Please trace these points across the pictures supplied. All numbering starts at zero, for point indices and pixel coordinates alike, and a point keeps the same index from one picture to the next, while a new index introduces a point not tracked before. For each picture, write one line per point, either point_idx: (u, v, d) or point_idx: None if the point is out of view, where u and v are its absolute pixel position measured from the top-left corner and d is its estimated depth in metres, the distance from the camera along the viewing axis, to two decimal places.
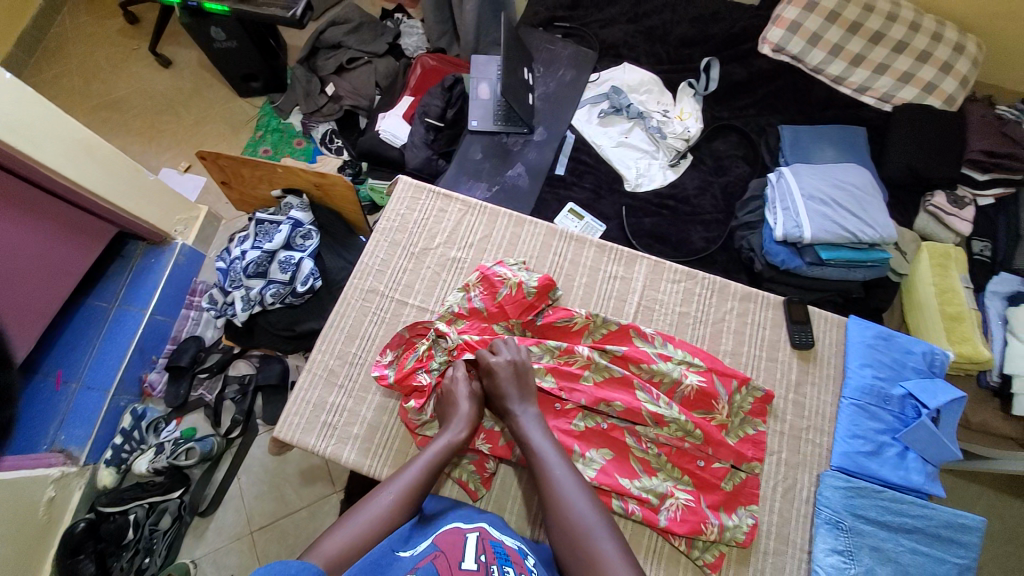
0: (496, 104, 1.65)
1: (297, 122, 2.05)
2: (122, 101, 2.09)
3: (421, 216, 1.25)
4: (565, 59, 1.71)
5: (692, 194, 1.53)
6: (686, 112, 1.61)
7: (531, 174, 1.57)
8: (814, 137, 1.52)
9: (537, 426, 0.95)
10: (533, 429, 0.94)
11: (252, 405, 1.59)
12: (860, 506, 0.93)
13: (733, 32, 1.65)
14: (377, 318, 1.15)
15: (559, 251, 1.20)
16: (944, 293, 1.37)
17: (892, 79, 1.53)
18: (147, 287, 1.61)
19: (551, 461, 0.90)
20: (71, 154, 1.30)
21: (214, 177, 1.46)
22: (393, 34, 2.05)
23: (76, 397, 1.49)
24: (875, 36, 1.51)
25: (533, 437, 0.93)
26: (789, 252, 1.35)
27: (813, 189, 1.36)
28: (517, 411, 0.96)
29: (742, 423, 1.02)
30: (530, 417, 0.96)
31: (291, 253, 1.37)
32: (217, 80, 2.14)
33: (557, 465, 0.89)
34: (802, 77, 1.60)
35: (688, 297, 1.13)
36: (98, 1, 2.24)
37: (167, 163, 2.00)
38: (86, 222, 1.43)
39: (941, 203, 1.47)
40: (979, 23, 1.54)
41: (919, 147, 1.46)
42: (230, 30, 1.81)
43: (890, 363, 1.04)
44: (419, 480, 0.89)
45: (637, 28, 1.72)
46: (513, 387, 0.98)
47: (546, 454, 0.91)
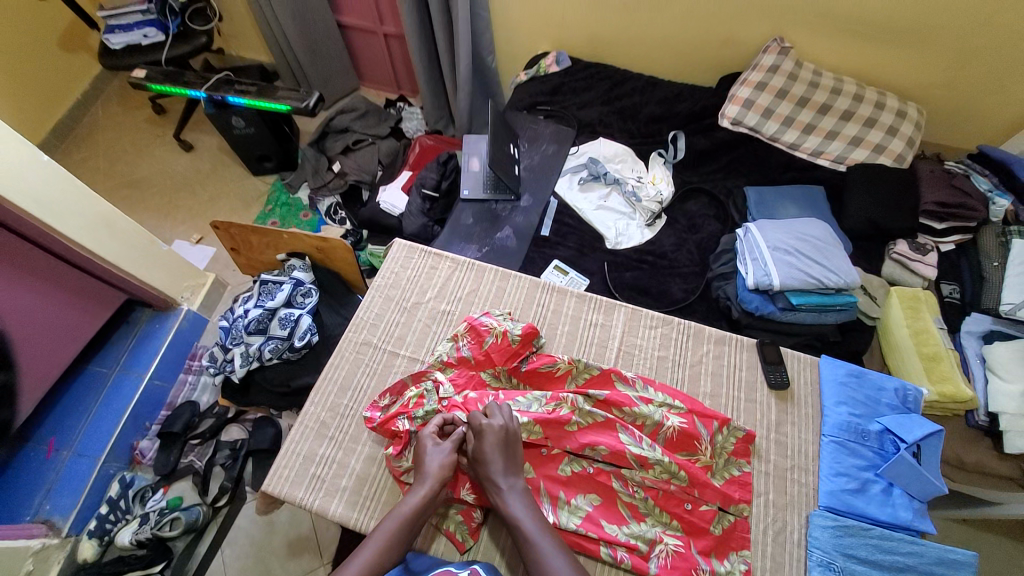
0: (485, 175, 1.81)
1: (304, 196, 2.24)
2: (143, 180, 2.29)
3: (413, 274, 1.34)
4: (547, 135, 1.91)
5: (669, 250, 1.64)
6: (658, 178, 1.78)
7: (518, 236, 1.69)
8: (777, 197, 1.67)
9: (519, 497, 0.94)
10: (512, 500, 0.93)
11: (241, 471, 1.59)
12: (850, 546, 0.96)
13: (696, 110, 1.83)
14: (369, 369, 1.20)
15: (542, 302, 1.28)
16: (919, 333, 1.41)
17: (842, 143, 1.69)
18: (148, 353, 1.65)
19: (531, 533, 0.89)
20: (92, 228, 1.43)
21: (225, 245, 1.59)
22: (395, 119, 2.29)
23: (66, 465, 1.47)
24: (822, 108, 1.69)
25: (512, 509, 0.92)
26: (762, 299, 1.44)
27: (779, 241, 1.45)
28: (498, 477, 0.95)
29: (727, 464, 1.06)
30: (507, 488, 0.94)
31: (291, 310, 1.44)
32: (233, 161, 2.36)
33: (538, 535, 0.89)
34: (761, 146, 1.76)
35: (665, 342, 1.21)
36: (130, 96, 2.53)
37: (180, 235, 2.15)
38: (98, 289, 1.52)
39: (903, 250, 1.58)
40: (912, 95, 1.74)
41: (875, 203, 1.59)
42: (249, 119, 2.04)
43: (864, 400, 1.10)
44: (395, 534, 0.89)
45: (610, 109, 1.91)
46: (496, 454, 0.96)
47: (534, 534, 0.89)
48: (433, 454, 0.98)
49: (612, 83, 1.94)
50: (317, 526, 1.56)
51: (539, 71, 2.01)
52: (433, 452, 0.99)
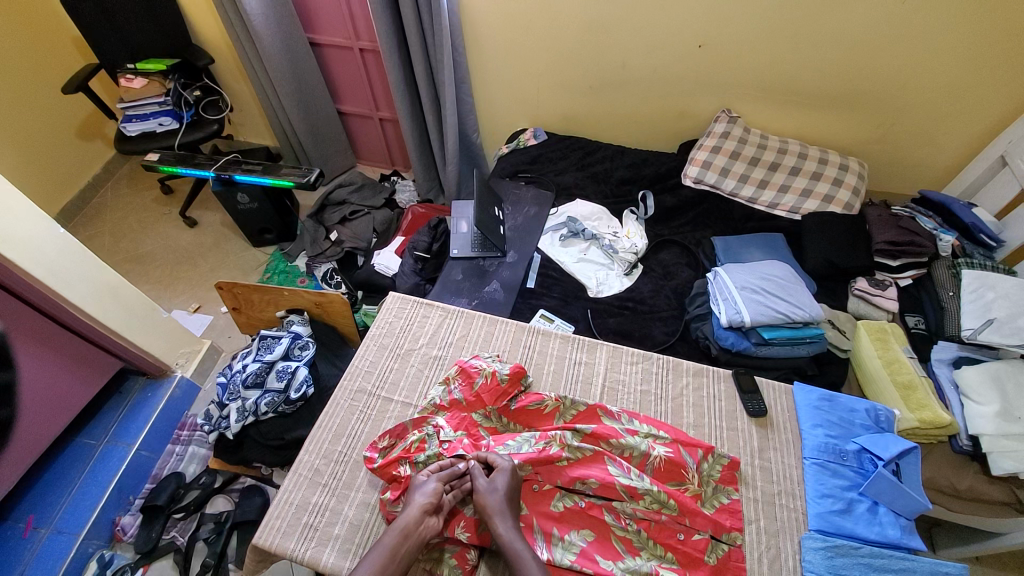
0: (473, 236, 1.95)
1: (303, 263, 2.36)
2: (147, 254, 2.41)
3: (406, 322, 1.42)
4: (529, 199, 2.09)
5: (648, 296, 1.75)
6: (632, 231, 1.92)
7: (505, 288, 1.79)
8: (742, 243, 1.81)
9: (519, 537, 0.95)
10: (516, 542, 0.95)
11: (226, 546, 1.51)
12: (843, 566, 0.97)
13: (661, 171, 2.04)
14: (363, 415, 1.24)
15: (528, 344, 1.36)
16: (891, 363, 1.48)
17: (795, 195, 1.88)
18: (139, 421, 1.65)
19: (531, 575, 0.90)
20: (98, 296, 1.49)
21: (227, 305, 1.67)
22: (390, 191, 2.49)
23: (42, 543, 1.42)
24: (772, 166, 1.91)
25: (518, 551, 0.93)
26: (736, 335, 1.53)
27: (745, 281, 1.57)
28: (505, 518, 0.97)
29: (716, 492, 1.08)
30: (510, 528, 0.96)
31: (288, 363, 1.49)
32: (235, 234, 2.51)
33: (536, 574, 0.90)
34: (722, 200, 1.95)
35: (647, 376, 1.28)
36: (139, 179, 2.72)
37: (179, 304, 2.22)
38: (96, 356, 1.55)
39: (864, 287, 1.69)
40: (849, 153, 1.97)
41: (830, 245, 1.74)
42: (253, 195, 2.21)
43: (839, 422, 1.16)
44: (383, 563, 0.90)
45: (584, 174, 2.12)
46: (505, 495, 0.99)
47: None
48: (420, 487, 1.02)
49: (585, 152, 2.17)
50: None
51: (520, 144, 2.26)
52: (420, 487, 1.02)
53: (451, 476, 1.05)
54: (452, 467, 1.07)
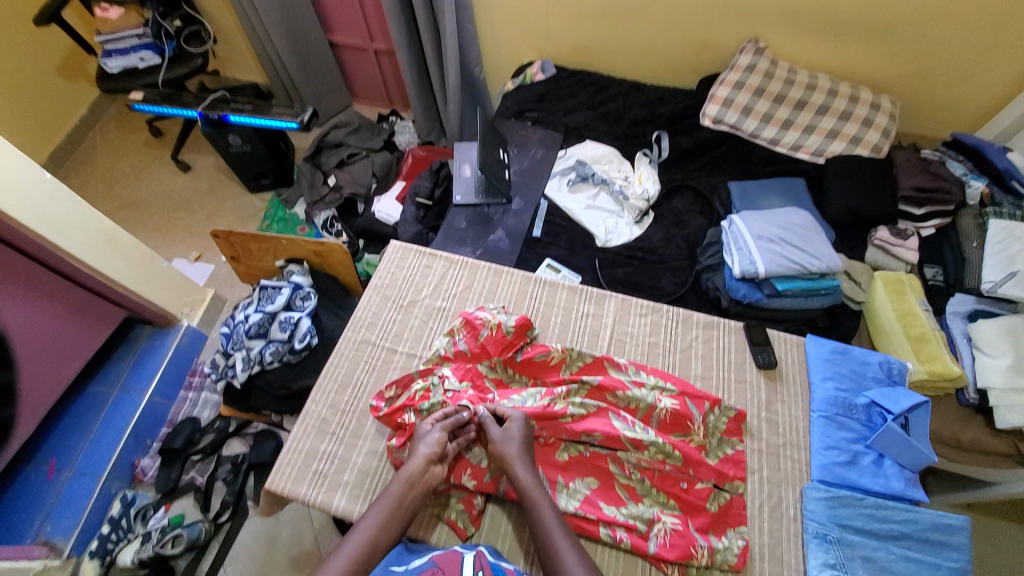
0: (476, 181, 1.86)
1: (302, 210, 2.28)
2: (142, 202, 2.34)
3: (409, 273, 1.38)
4: (536, 141, 1.97)
5: (659, 245, 1.68)
6: (644, 176, 1.82)
7: (511, 237, 1.73)
8: (760, 190, 1.72)
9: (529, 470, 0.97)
10: (534, 488, 0.96)
11: (244, 486, 1.58)
12: (846, 516, 0.99)
13: (678, 111, 1.90)
14: (368, 366, 1.23)
15: (534, 296, 1.33)
16: (905, 316, 1.43)
17: (821, 136, 1.75)
18: (149, 369, 1.66)
19: (547, 521, 0.92)
20: (93, 244, 1.44)
21: (225, 254, 1.63)
22: (388, 132, 2.36)
23: (66, 484, 1.48)
24: (798, 104, 1.76)
25: (535, 497, 0.95)
26: (748, 286, 1.48)
27: (762, 231, 1.50)
28: (520, 466, 0.97)
29: (721, 443, 1.09)
30: (527, 472, 0.97)
31: (291, 313, 1.48)
32: (230, 179, 2.41)
33: (552, 519, 0.92)
34: (742, 142, 1.82)
35: (656, 328, 1.26)
36: (127, 120, 2.59)
37: (180, 253, 2.18)
38: (99, 306, 1.54)
39: (885, 236, 1.61)
40: (884, 90, 1.81)
41: (854, 191, 1.64)
42: (245, 136, 2.10)
43: (850, 375, 1.14)
44: (391, 510, 0.92)
45: (595, 114, 1.98)
46: (522, 443, 1.00)
47: (550, 524, 0.92)
48: (425, 437, 1.02)
49: (596, 89, 2.01)
50: (320, 541, 1.55)
51: (525, 80, 2.09)
52: (424, 437, 1.02)
53: (454, 424, 1.05)
54: (456, 414, 1.06)
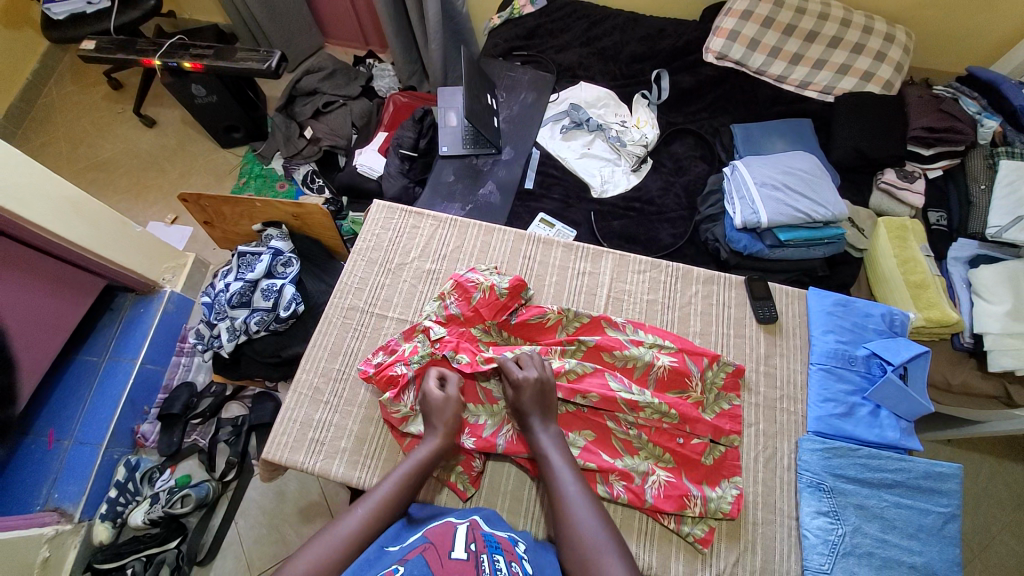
0: (463, 130, 1.75)
1: (279, 166, 2.15)
2: (109, 162, 2.18)
3: (395, 234, 1.31)
4: (526, 83, 1.83)
5: (656, 195, 1.60)
6: (642, 120, 1.71)
7: (501, 190, 1.64)
8: (764, 132, 1.62)
9: (556, 445, 0.94)
10: (551, 448, 0.94)
11: (246, 446, 1.59)
12: (840, 466, 1.01)
13: (678, 46, 1.75)
14: (358, 333, 1.19)
15: (528, 255, 1.27)
16: (906, 262, 1.39)
17: (830, 72, 1.63)
18: (137, 337, 1.62)
19: (555, 468, 0.91)
20: (59, 213, 1.34)
21: (197, 219, 1.53)
22: (366, 77, 2.19)
23: (68, 453, 1.47)
24: (809, 35, 1.62)
25: (552, 458, 0.92)
26: (750, 237, 1.42)
27: (765, 177, 1.42)
28: (534, 422, 0.97)
29: (718, 399, 1.08)
30: (542, 430, 0.96)
31: (273, 281, 1.41)
32: (202, 135, 2.25)
33: (562, 467, 0.91)
34: (747, 80, 1.70)
35: (654, 285, 1.22)
36: (83, 72, 2.38)
37: (154, 216, 2.07)
38: (75, 276, 1.46)
39: (892, 179, 1.53)
40: (900, 18, 1.66)
41: (863, 131, 1.54)
42: (210, 86, 1.92)
43: (851, 327, 1.14)
44: (410, 474, 0.93)
45: (590, 51, 1.82)
46: (537, 402, 0.98)
47: (560, 472, 0.90)
48: (440, 403, 1.01)
49: (591, 23, 1.85)
50: (327, 492, 1.59)
51: (513, 14, 1.91)
52: (437, 401, 1.01)
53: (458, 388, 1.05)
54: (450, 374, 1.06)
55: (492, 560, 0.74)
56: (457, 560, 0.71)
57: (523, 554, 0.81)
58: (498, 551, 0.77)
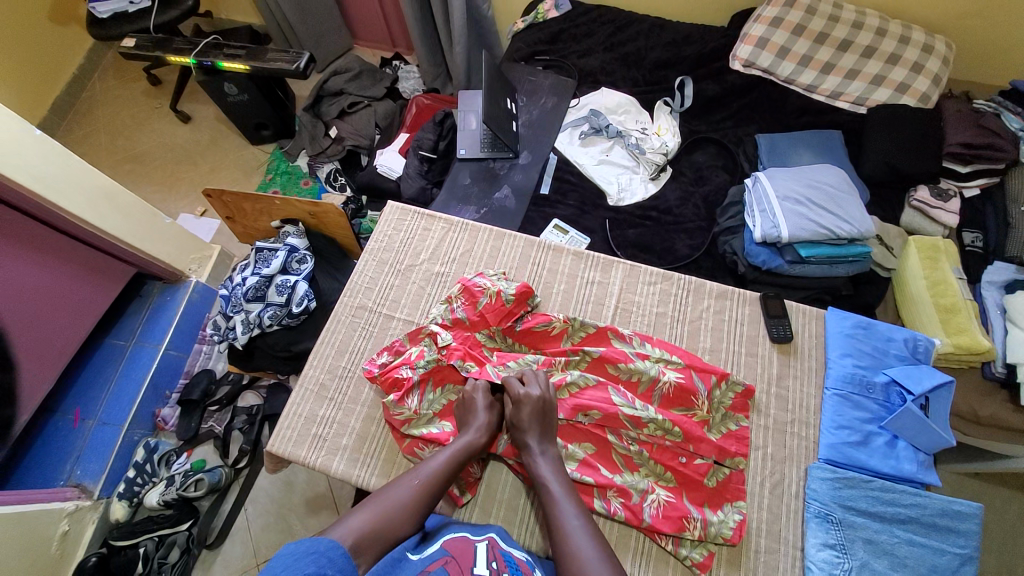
0: (482, 134, 1.75)
1: (304, 164, 2.20)
2: (144, 155, 2.28)
3: (407, 236, 1.33)
4: (546, 88, 1.82)
5: (674, 205, 1.57)
6: (663, 128, 1.68)
7: (517, 194, 1.63)
8: (790, 143, 1.56)
9: (552, 469, 0.92)
10: (548, 474, 0.92)
11: (259, 435, 1.63)
12: (850, 497, 0.96)
13: (704, 53, 1.71)
14: (366, 332, 1.21)
15: (537, 262, 1.26)
16: (937, 284, 1.31)
17: (865, 82, 1.56)
18: (162, 325, 1.68)
19: (554, 493, 0.88)
20: (92, 202, 1.40)
21: (220, 214, 1.59)
22: (391, 79, 2.22)
23: (92, 433, 1.54)
24: (843, 44, 1.56)
25: (550, 484, 0.90)
26: (769, 252, 1.37)
27: (788, 191, 1.37)
28: (531, 446, 0.95)
29: (724, 418, 1.05)
30: (540, 456, 0.94)
31: (287, 277, 1.45)
32: (232, 131, 2.33)
33: (560, 494, 0.88)
34: (775, 89, 1.64)
35: (665, 298, 1.19)
36: (126, 68, 2.49)
37: (185, 209, 2.15)
38: (106, 263, 1.53)
39: (925, 197, 1.45)
40: (944, 26, 1.58)
41: (897, 145, 1.47)
42: (240, 84, 1.98)
43: (871, 352, 1.08)
44: (456, 456, 0.93)
45: (613, 56, 1.80)
46: (531, 424, 0.96)
47: (559, 497, 0.88)
48: (481, 407, 1.01)
49: (615, 28, 1.82)
50: (334, 486, 1.62)
51: (537, 18, 1.90)
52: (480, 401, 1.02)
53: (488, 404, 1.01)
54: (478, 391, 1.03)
55: None
56: None
57: None
58: (519, 573, 0.75)
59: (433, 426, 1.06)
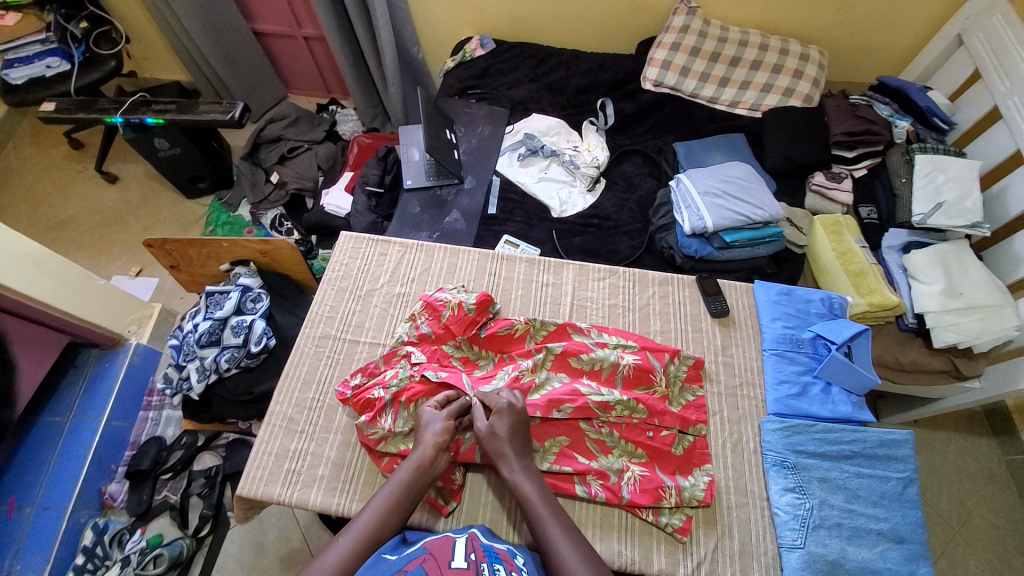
0: (426, 164, 1.83)
1: (246, 212, 2.18)
2: (70, 220, 2.16)
3: (363, 262, 1.35)
4: (482, 118, 1.94)
5: (612, 211, 1.70)
6: (593, 144, 1.83)
7: (466, 217, 1.71)
8: (703, 147, 1.75)
9: (525, 478, 0.93)
10: (524, 483, 0.92)
11: (222, 497, 1.52)
12: (800, 443, 1.07)
13: (619, 76, 1.91)
14: (332, 360, 1.21)
15: (493, 272, 1.33)
16: (844, 254, 1.50)
17: (755, 91, 1.81)
18: (103, 393, 1.57)
19: (541, 515, 0.87)
20: (20, 269, 1.30)
21: (163, 264, 1.55)
22: (330, 122, 2.27)
23: (32, 520, 1.39)
24: (733, 60, 1.81)
25: (527, 492, 0.91)
26: (699, 242, 1.52)
27: (707, 187, 1.54)
28: (511, 460, 0.94)
29: (682, 390, 1.14)
30: (517, 471, 0.93)
31: (243, 317, 1.42)
32: (167, 187, 2.27)
33: (544, 512, 0.88)
34: (683, 103, 1.86)
35: (614, 291, 1.29)
36: (43, 135, 2.38)
37: (119, 270, 2.04)
38: (38, 333, 1.43)
39: (822, 181, 1.67)
40: (810, 40, 1.87)
41: (790, 141, 1.70)
42: (173, 139, 1.96)
43: (796, 313, 1.23)
44: (395, 498, 0.88)
45: (539, 85, 1.96)
46: (508, 439, 0.96)
47: (538, 507, 0.89)
48: (431, 422, 0.99)
49: (538, 60, 2.00)
50: (309, 538, 1.53)
51: (465, 56, 2.04)
52: (428, 419, 1.00)
53: (460, 411, 1.02)
54: (460, 400, 1.04)
55: (493, 569, 0.74)
56: (457, 568, 0.71)
57: (523, 566, 0.81)
58: (498, 561, 0.77)
59: (410, 442, 1.05)
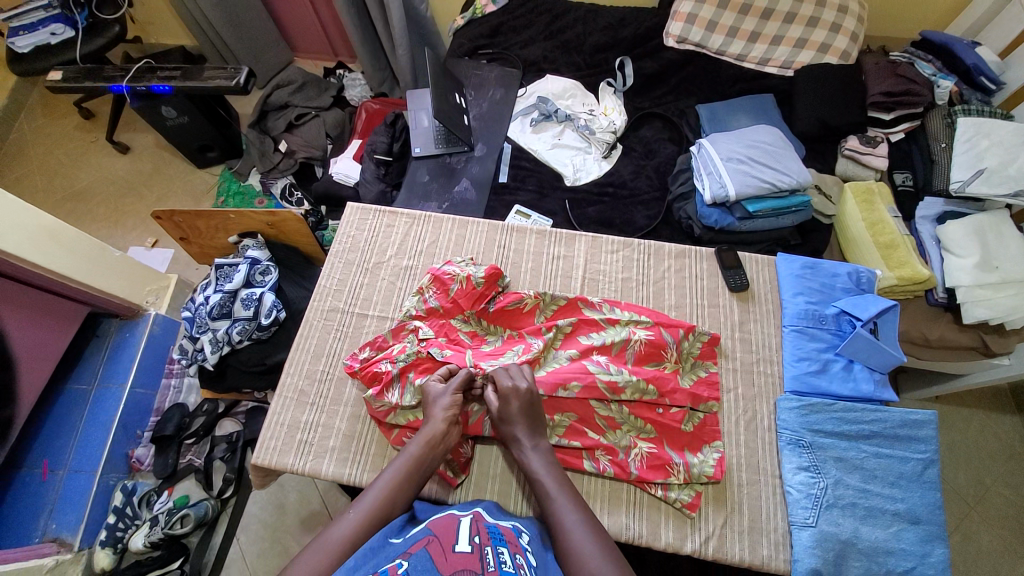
0: (435, 131, 1.76)
1: (256, 181, 2.16)
2: (85, 191, 2.17)
3: (370, 233, 1.33)
4: (493, 80, 1.85)
5: (629, 179, 1.63)
6: (610, 108, 1.74)
7: (477, 185, 1.65)
8: (728, 109, 1.65)
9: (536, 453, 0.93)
10: (534, 457, 0.93)
11: (243, 462, 1.58)
12: (817, 421, 1.03)
13: (640, 32, 1.78)
14: (340, 333, 1.21)
15: (503, 244, 1.30)
16: (874, 225, 1.41)
17: (788, 47, 1.67)
18: (124, 363, 1.61)
19: (547, 489, 0.88)
20: (37, 242, 1.31)
21: (174, 236, 1.54)
22: (337, 88, 2.20)
23: (64, 483, 1.46)
24: (765, 13, 1.66)
25: (536, 467, 0.91)
26: (720, 212, 1.45)
27: (729, 153, 1.46)
28: (521, 437, 0.94)
29: (695, 366, 1.11)
30: (526, 448, 0.93)
31: (252, 290, 1.42)
32: (177, 157, 2.26)
33: (554, 487, 0.88)
34: (708, 61, 1.73)
35: (628, 263, 1.25)
36: (54, 104, 2.37)
37: (134, 240, 2.07)
38: (58, 304, 1.45)
39: (855, 145, 1.55)
40: None
41: (823, 102, 1.58)
42: (179, 107, 1.92)
43: (820, 288, 1.17)
44: (407, 471, 0.89)
45: (554, 44, 1.85)
46: (519, 413, 0.95)
47: (548, 482, 0.89)
48: (439, 397, 0.99)
49: (553, 16, 1.87)
50: (327, 501, 1.59)
51: (476, 12, 1.93)
52: (434, 394, 1.00)
53: (465, 383, 1.00)
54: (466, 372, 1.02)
55: (496, 552, 0.74)
56: (461, 552, 0.71)
57: (527, 546, 0.80)
58: (502, 543, 0.77)
59: (419, 415, 1.06)
